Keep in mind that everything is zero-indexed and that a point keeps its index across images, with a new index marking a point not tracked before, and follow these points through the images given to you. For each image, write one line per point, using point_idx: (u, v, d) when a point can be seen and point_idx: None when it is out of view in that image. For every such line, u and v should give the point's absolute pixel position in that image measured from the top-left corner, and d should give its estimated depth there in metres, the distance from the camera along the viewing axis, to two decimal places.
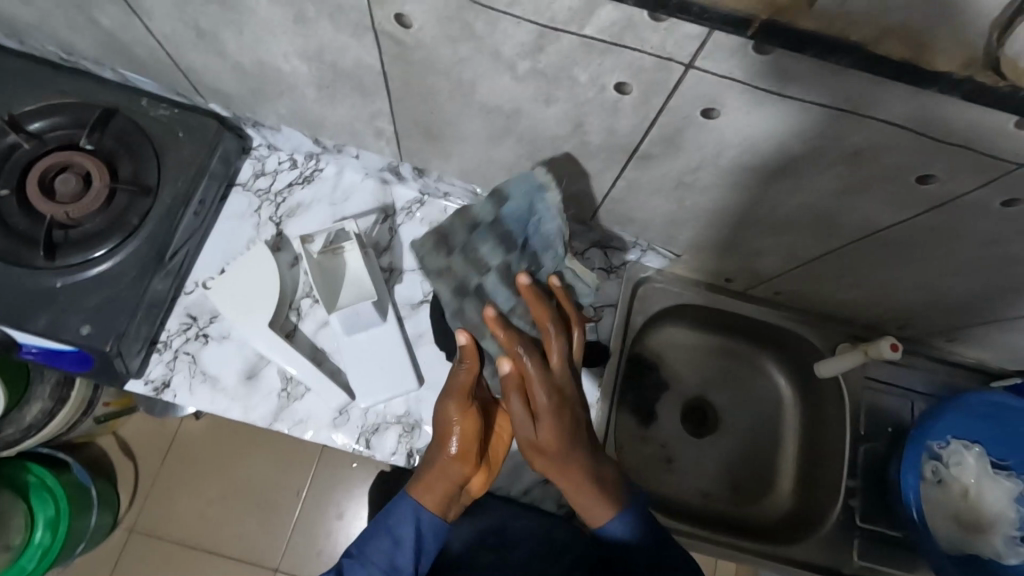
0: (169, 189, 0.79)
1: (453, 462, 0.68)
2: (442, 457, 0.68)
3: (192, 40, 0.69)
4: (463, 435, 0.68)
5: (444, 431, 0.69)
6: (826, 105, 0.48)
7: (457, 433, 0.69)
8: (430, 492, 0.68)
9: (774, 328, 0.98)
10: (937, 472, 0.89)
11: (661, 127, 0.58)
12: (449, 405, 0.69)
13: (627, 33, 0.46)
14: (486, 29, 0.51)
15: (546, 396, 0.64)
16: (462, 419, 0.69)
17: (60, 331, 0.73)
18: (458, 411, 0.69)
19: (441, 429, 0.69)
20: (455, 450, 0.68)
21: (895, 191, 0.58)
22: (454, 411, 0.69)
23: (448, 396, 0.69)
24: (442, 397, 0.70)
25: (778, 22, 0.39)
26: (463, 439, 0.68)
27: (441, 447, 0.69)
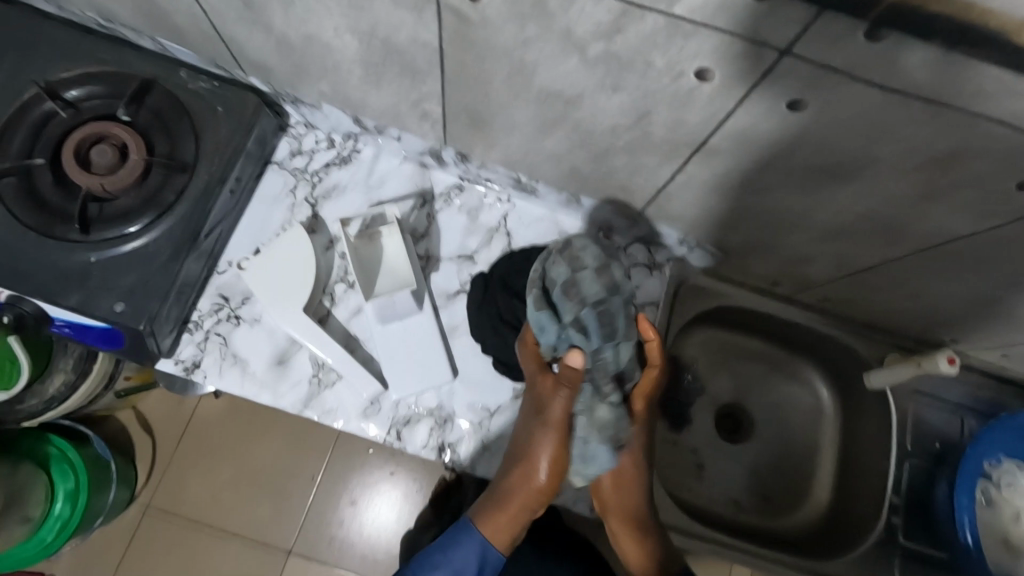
0: (205, 166, 0.77)
1: (535, 496, 0.68)
2: (526, 491, 0.68)
3: (238, 12, 0.66)
4: (550, 472, 0.66)
5: (530, 465, 0.67)
6: (931, 102, 0.44)
7: (540, 467, 0.67)
8: (502, 526, 0.69)
9: (818, 335, 0.94)
10: (986, 492, 0.85)
11: (736, 120, 0.54)
12: (546, 438, 0.66)
13: (719, 15, 0.43)
14: (561, 7, 0.47)
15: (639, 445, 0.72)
16: (551, 452, 0.66)
17: (92, 308, 0.71)
18: (550, 451, 0.66)
19: (528, 461, 0.67)
20: (541, 479, 0.67)
21: (982, 200, 0.54)
22: (548, 447, 0.66)
23: (540, 425, 0.66)
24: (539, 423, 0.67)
25: None
26: (550, 478, 0.67)
27: (522, 477, 0.68)
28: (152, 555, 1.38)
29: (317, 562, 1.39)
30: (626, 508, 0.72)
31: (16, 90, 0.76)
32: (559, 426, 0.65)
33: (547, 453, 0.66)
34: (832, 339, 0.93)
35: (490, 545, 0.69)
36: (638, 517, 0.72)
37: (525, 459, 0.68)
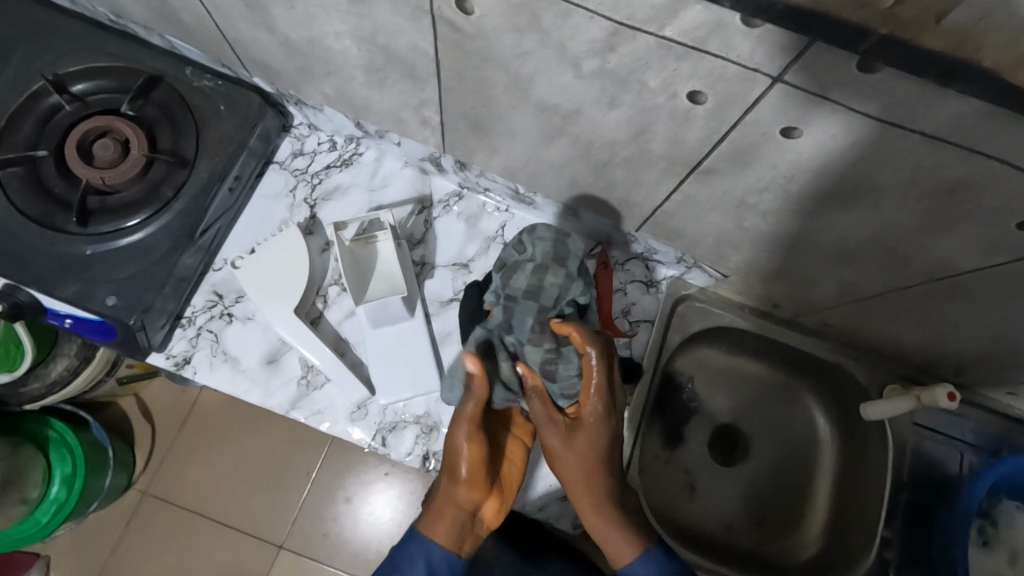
0: (205, 163, 0.77)
1: (474, 482, 0.68)
2: (454, 484, 0.68)
3: (241, 12, 0.66)
4: (471, 464, 0.67)
5: (453, 457, 0.68)
6: (929, 136, 0.43)
7: (459, 461, 0.67)
8: (443, 529, 0.67)
9: (818, 361, 0.92)
10: (982, 531, 0.83)
11: (732, 142, 0.53)
12: (460, 431, 0.67)
13: (713, 38, 0.42)
14: (554, 22, 0.47)
15: (598, 413, 0.66)
16: (467, 445, 0.67)
17: (86, 300, 0.71)
18: (462, 445, 0.67)
19: (450, 456, 0.68)
20: (467, 474, 0.67)
21: (984, 235, 0.52)
22: (460, 444, 0.67)
23: (454, 421, 0.68)
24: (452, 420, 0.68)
25: (894, 41, 0.34)
26: (474, 467, 0.67)
27: (451, 471, 0.68)
28: (146, 541, 1.39)
29: (307, 558, 1.39)
30: (580, 475, 0.67)
31: (24, 80, 0.77)
32: (465, 423, 0.66)
33: (461, 449, 0.67)
34: (832, 365, 0.91)
35: (433, 544, 0.67)
36: (593, 480, 0.67)
37: (448, 458, 0.68)
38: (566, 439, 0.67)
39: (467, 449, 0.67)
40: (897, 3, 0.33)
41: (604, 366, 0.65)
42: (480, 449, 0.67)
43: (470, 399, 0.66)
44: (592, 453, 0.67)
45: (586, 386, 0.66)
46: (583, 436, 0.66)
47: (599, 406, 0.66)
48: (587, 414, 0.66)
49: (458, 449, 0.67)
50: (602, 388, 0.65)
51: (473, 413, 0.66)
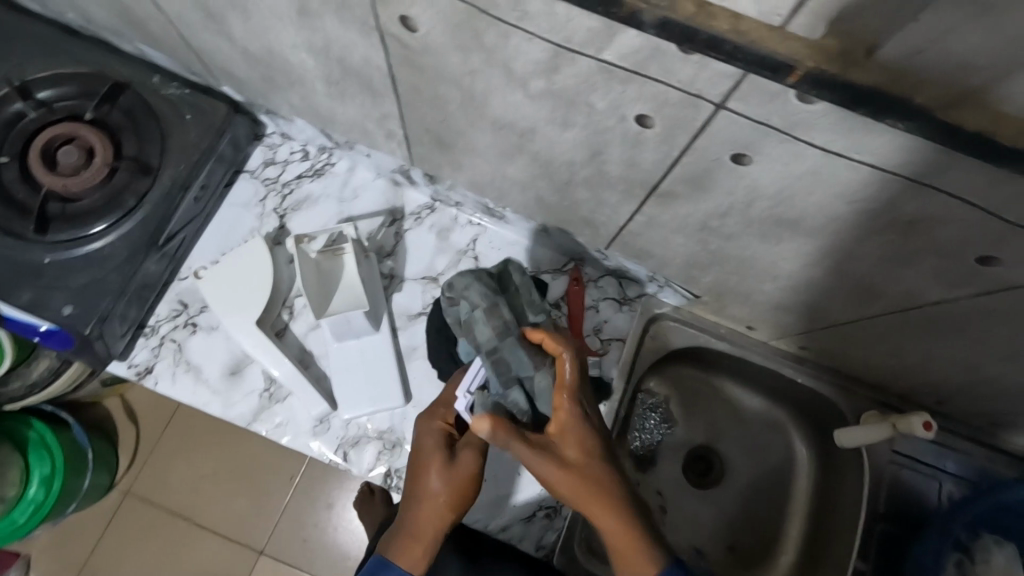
0: (169, 171, 0.77)
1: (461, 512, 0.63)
2: (446, 511, 0.61)
3: (200, 22, 0.65)
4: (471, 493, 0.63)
5: (453, 486, 0.61)
6: (878, 167, 0.41)
7: (456, 486, 0.61)
8: (420, 559, 0.60)
9: (796, 385, 0.90)
10: (960, 565, 0.79)
11: (686, 167, 0.52)
12: (472, 459, 0.62)
13: (652, 62, 0.40)
14: (496, 42, 0.46)
15: (575, 408, 0.54)
16: (470, 477, 0.62)
17: (41, 309, 0.71)
18: (467, 474, 0.62)
19: (449, 484, 0.61)
20: (461, 503, 0.62)
21: (946, 267, 0.50)
22: (465, 474, 0.62)
23: (465, 447, 0.63)
24: (463, 447, 0.63)
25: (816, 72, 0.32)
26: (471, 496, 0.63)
27: (438, 500, 0.61)
28: (124, 544, 1.39)
29: (284, 564, 1.38)
30: (579, 491, 0.53)
31: None
32: (480, 453, 0.62)
33: (463, 474, 0.62)
34: (808, 390, 0.88)
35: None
36: (593, 493, 0.53)
37: (445, 483, 0.61)
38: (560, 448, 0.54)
39: (468, 481, 0.62)
40: (826, 35, 0.32)
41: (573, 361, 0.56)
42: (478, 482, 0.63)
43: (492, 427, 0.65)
44: (584, 457, 0.54)
45: (557, 388, 0.55)
46: (573, 449, 0.54)
47: (574, 404, 0.55)
48: (562, 417, 0.55)
49: (462, 477, 0.61)
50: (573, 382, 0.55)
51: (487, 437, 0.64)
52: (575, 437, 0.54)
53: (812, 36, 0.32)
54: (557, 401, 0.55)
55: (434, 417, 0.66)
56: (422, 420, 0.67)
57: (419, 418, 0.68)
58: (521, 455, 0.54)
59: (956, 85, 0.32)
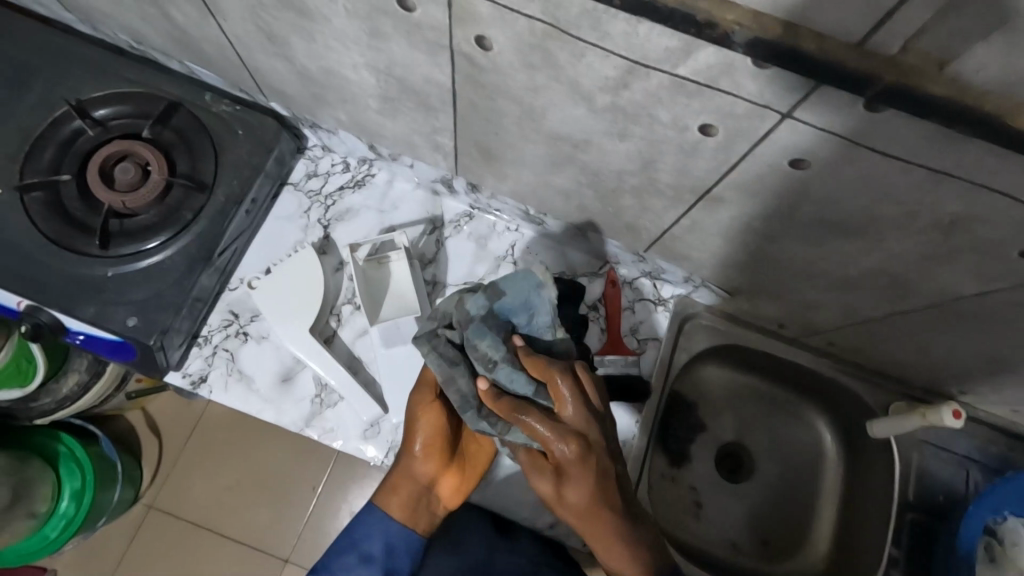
0: (223, 187, 0.80)
1: (427, 450, 0.74)
2: (408, 452, 0.75)
3: (261, 44, 0.68)
4: (428, 431, 0.74)
5: (410, 432, 0.75)
6: (933, 171, 0.45)
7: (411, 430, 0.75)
8: (398, 502, 0.73)
9: (827, 381, 0.92)
10: (989, 549, 0.83)
11: (740, 173, 0.55)
12: (418, 399, 0.76)
13: (723, 77, 0.44)
14: (569, 60, 0.49)
15: (576, 460, 0.57)
16: (425, 417, 0.75)
17: (105, 321, 0.73)
18: (419, 416, 0.75)
19: (409, 428, 0.75)
20: (420, 447, 0.74)
21: (985, 264, 0.53)
22: (416, 415, 0.75)
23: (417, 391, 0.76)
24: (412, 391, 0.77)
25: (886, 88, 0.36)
26: (426, 436, 0.74)
27: (407, 447, 0.75)
28: (149, 558, 1.36)
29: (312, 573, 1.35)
30: (591, 524, 0.59)
31: (49, 106, 0.80)
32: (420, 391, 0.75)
33: (415, 415, 0.75)
34: (837, 384, 0.92)
35: (387, 515, 0.73)
36: (607, 532, 0.59)
37: (407, 425, 0.76)
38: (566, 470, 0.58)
39: (424, 424, 0.74)
40: (904, 52, 0.36)
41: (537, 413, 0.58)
42: (434, 421, 0.74)
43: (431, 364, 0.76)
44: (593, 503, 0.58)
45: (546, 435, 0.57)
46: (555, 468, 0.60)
47: (563, 450, 0.57)
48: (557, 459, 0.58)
49: (414, 416, 0.75)
50: (555, 430, 0.57)
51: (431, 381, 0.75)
52: (588, 482, 0.57)
53: (886, 53, 0.36)
54: (549, 444, 0.57)
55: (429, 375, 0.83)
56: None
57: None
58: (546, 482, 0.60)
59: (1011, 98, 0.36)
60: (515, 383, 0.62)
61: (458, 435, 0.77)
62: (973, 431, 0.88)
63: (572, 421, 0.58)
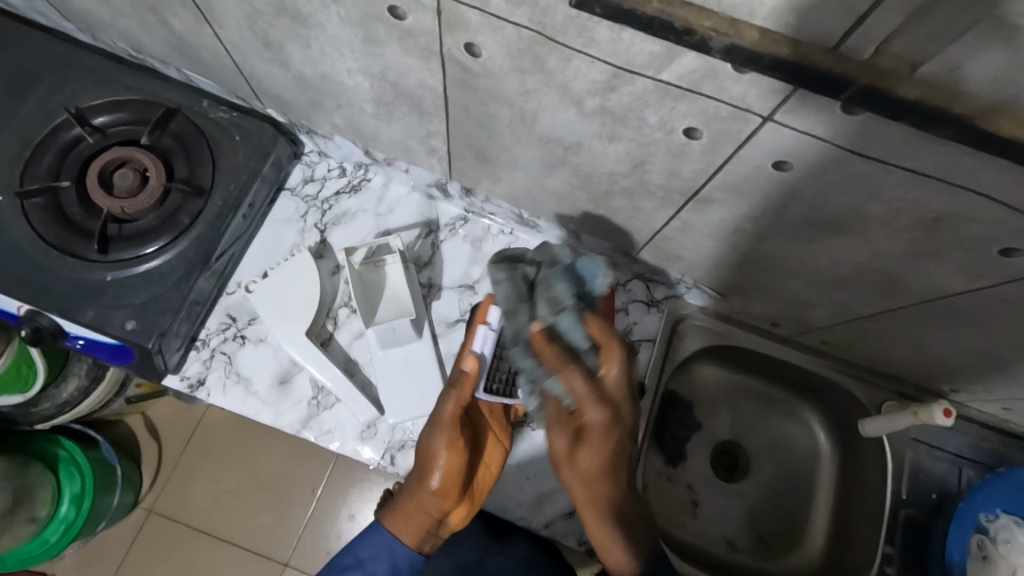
0: (220, 192, 0.81)
1: (443, 490, 0.74)
2: (424, 491, 0.74)
3: (258, 50, 0.70)
4: (446, 477, 0.73)
5: (429, 472, 0.73)
6: (912, 171, 0.46)
7: (429, 470, 0.74)
8: (410, 531, 0.77)
9: (820, 379, 0.93)
10: (981, 546, 0.82)
11: (727, 174, 0.56)
12: (438, 438, 0.73)
13: (706, 81, 0.45)
14: (557, 65, 0.50)
15: (599, 424, 0.58)
16: (444, 462, 0.73)
17: (105, 325, 0.74)
18: (439, 460, 0.73)
19: (426, 470, 0.74)
20: (435, 489, 0.74)
21: (969, 261, 0.54)
22: (435, 458, 0.73)
23: (433, 426, 0.74)
24: (431, 427, 0.74)
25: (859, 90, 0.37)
26: (445, 480, 0.73)
27: (422, 485, 0.74)
28: (150, 562, 1.37)
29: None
30: (589, 482, 0.62)
31: (49, 113, 0.81)
32: (441, 435, 0.73)
33: (433, 455, 0.73)
34: (830, 383, 0.92)
35: (399, 541, 0.77)
36: (598, 496, 0.63)
37: (424, 464, 0.74)
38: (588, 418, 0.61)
39: (443, 469, 0.73)
40: (877, 55, 0.37)
41: (583, 373, 0.58)
42: (455, 467, 0.73)
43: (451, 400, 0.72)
44: (599, 466, 0.61)
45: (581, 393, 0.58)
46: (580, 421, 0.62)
47: (594, 413, 0.58)
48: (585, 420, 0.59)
49: (433, 457, 0.73)
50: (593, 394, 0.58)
51: (452, 425, 0.73)
52: (604, 446, 0.60)
53: (861, 56, 0.37)
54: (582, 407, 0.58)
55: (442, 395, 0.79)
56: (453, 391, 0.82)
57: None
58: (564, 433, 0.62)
59: (980, 100, 0.37)
60: (571, 334, 0.59)
61: (471, 469, 0.77)
62: (965, 428, 0.89)
63: (607, 384, 0.59)
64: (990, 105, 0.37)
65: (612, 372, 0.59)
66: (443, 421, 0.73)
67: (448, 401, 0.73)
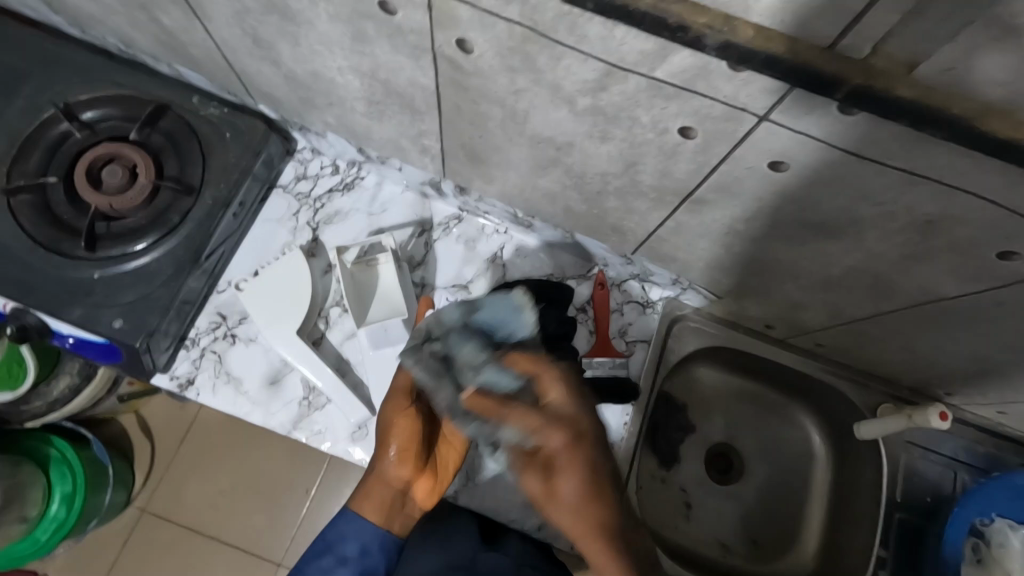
0: (210, 190, 0.80)
1: (402, 454, 0.73)
2: (382, 460, 0.74)
3: (248, 47, 0.69)
4: (402, 437, 0.74)
5: (385, 436, 0.74)
6: (908, 173, 0.45)
7: (385, 438, 0.74)
8: (374, 505, 0.72)
9: (815, 382, 0.93)
10: (976, 550, 0.83)
11: (721, 175, 0.55)
12: (391, 406, 0.75)
13: (699, 80, 0.44)
14: (548, 63, 0.49)
15: (570, 446, 0.53)
16: (399, 426, 0.74)
17: (92, 324, 0.74)
18: (395, 423, 0.74)
19: (383, 436, 0.75)
20: (393, 452, 0.73)
21: (965, 265, 0.54)
22: (390, 422, 0.74)
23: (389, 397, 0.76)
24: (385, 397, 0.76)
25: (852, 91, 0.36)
26: (402, 443, 0.74)
27: (381, 452, 0.74)
28: (142, 561, 1.36)
29: None
30: (583, 528, 0.52)
31: (36, 110, 0.80)
32: (394, 399, 0.75)
33: (387, 423, 0.75)
34: (826, 385, 0.92)
35: (362, 520, 0.72)
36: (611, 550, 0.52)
37: (381, 435, 0.75)
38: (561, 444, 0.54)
39: (398, 431, 0.74)
40: (872, 55, 0.36)
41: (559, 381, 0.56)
42: (409, 427, 0.74)
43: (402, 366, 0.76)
44: (591, 498, 0.52)
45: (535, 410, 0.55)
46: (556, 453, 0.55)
47: (557, 436, 0.53)
48: (551, 446, 0.53)
49: (387, 425, 0.74)
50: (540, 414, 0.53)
51: (403, 386, 0.75)
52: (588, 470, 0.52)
53: (856, 57, 0.37)
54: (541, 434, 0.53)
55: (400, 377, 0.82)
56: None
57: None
58: (538, 482, 0.54)
59: (975, 102, 0.36)
60: (498, 383, 0.59)
61: (431, 440, 0.77)
62: (961, 431, 0.88)
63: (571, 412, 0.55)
64: (986, 107, 0.36)
65: (558, 393, 0.56)
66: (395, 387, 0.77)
67: (400, 367, 0.76)
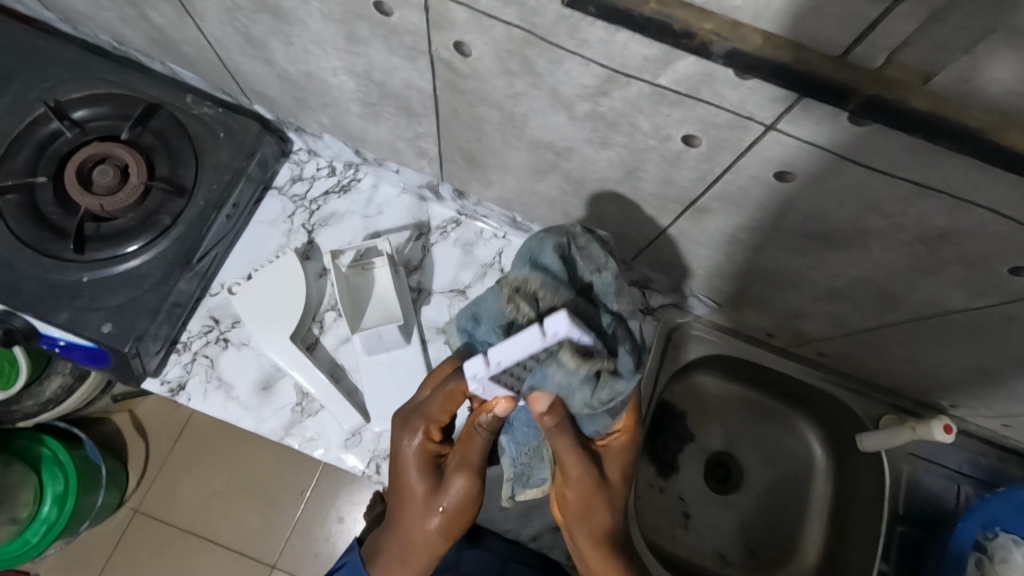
0: (202, 191, 0.78)
1: (457, 531, 0.65)
2: (432, 537, 0.64)
3: (241, 46, 0.67)
4: (463, 515, 0.64)
5: (447, 513, 0.63)
6: (917, 185, 0.44)
7: (448, 514, 0.64)
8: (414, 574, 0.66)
9: (817, 392, 0.91)
10: (979, 564, 0.81)
11: (725, 183, 0.53)
12: (462, 486, 0.63)
13: (704, 87, 0.43)
14: (547, 67, 0.48)
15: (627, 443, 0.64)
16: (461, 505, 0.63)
17: (80, 327, 0.72)
18: (461, 500, 0.63)
19: (438, 512, 0.63)
20: (451, 529, 0.65)
21: (975, 278, 0.52)
22: (458, 501, 0.63)
23: (455, 466, 0.63)
24: (452, 470, 0.63)
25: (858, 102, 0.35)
26: (462, 521, 0.65)
27: (432, 527, 0.64)
28: (135, 563, 1.34)
29: None
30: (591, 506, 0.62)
31: (25, 108, 0.79)
32: (472, 478, 0.62)
33: (452, 501, 0.63)
34: (828, 396, 0.90)
35: None
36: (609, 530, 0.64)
37: (435, 509, 0.63)
38: (579, 489, 0.61)
39: (458, 509, 0.64)
40: (885, 64, 0.35)
41: (574, 435, 0.59)
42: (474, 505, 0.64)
43: (485, 437, 0.61)
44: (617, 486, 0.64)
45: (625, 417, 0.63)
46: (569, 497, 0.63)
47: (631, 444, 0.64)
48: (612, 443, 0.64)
49: (450, 505, 0.63)
50: (577, 448, 0.59)
51: (477, 461, 0.62)
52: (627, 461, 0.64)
53: (867, 65, 0.35)
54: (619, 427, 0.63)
55: (417, 433, 0.64)
56: (406, 432, 0.65)
57: (402, 431, 0.65)
58: (570, 468, 0.60)
59: (991, 114, 0.35)
60: (574, 391, 0.54)
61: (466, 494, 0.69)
62: (965, 444, 0.86)
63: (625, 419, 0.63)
64: (1002, 119, 0.35)
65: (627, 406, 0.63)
66: (465, 456, 0.63)
67: (473, 441, 0.62)
